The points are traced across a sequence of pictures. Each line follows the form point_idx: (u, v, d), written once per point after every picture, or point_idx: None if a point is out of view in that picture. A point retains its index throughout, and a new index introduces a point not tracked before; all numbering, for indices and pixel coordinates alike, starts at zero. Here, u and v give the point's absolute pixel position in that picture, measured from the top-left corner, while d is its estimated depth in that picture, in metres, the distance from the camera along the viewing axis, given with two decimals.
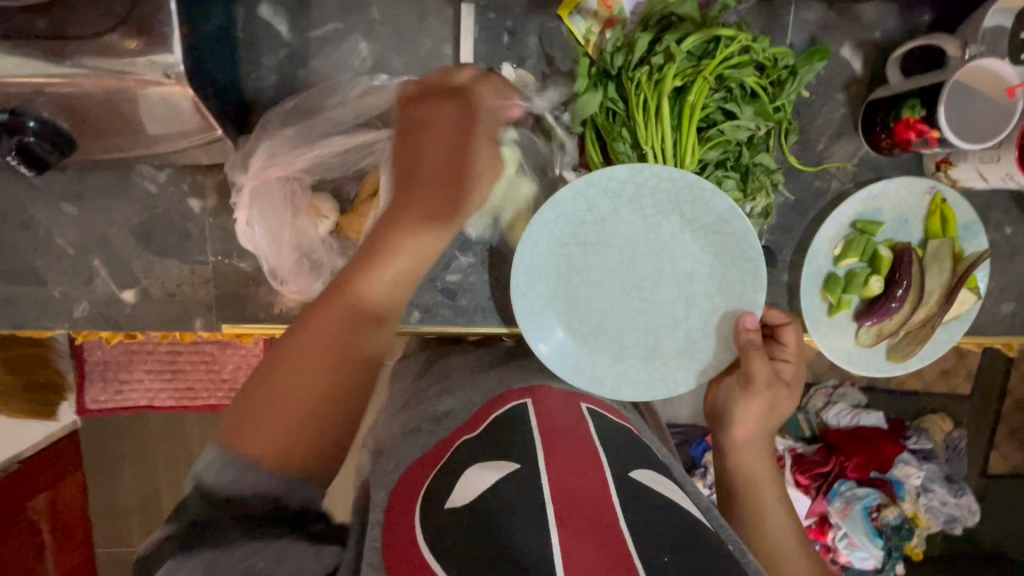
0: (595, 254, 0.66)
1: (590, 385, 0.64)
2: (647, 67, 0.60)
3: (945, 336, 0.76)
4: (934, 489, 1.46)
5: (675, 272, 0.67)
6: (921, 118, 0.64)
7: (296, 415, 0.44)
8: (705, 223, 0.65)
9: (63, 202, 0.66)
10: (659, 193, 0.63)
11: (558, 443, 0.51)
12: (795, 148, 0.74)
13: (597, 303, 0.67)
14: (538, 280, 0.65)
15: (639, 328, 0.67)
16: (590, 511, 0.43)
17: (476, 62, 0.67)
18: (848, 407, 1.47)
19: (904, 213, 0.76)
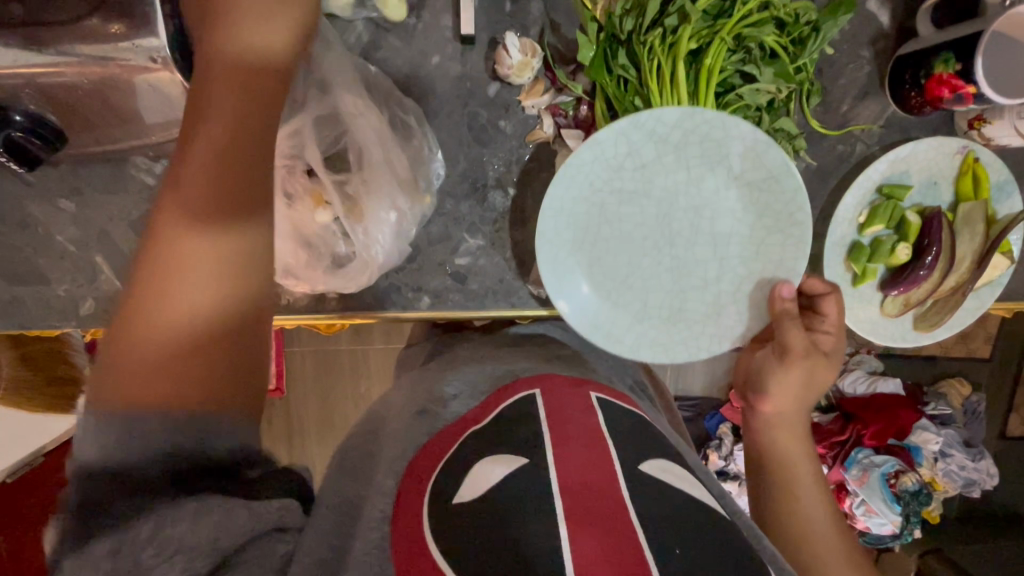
0: (630, 203, 0.62)
1: (605, 342, 0.61)
2: (660, 30, 0.56)
3: (975, 302, 0.73)
4: (952, 454, 1.45)
5: (713, 231, 0.63)
6: (956, 73, 0.60)
7: (159, 373, 0.36)
8: (751, 179, 0.61)
9: (60, 198, 0.64)
10: (706, 142, 0.59)
11: (566, 436, 0.50)
12: (817, 111, 0.70)
13: (628, 257, 0.63)
14: (565, 227, 0.61)
15: (669, 291, 0.63)
16: (602, 507, 0.42)
17: (477, 33, 0.64)
18: (865, 374, 1.46)
19: (933, 175, 0.72)
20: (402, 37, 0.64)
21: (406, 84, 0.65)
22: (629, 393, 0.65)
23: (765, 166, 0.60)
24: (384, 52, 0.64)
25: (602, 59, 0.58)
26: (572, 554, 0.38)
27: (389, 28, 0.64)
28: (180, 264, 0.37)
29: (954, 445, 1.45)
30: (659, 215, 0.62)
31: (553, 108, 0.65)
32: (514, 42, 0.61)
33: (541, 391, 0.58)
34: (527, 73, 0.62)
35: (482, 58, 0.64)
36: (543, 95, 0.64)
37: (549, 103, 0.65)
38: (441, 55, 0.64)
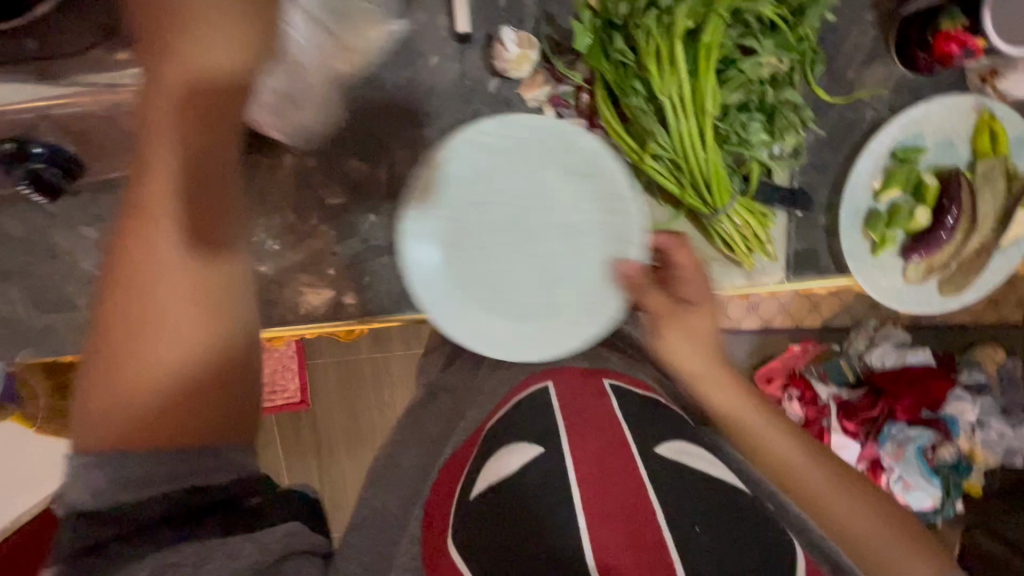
0: (473, 207, 0.59)
1: (483, 347, 0.59)
2: (656, 11, 0.55)
3: (1006, 261, 0.71)
4: (989, 423, 1.44)
5: (562, 223, 0.61)
6: (962, 29, 0.60)
7: (162, 395, 0.36)
8: (580, 167, 0.61)
9: (83, 226, 0.66)
10: (524, 142, 0.60)
11: (580, 431, 0.55)
12: (823, 80, 0.68)
13: (488, 262, 0.60)
14: (426, 235, 0.58)
15: (521, 286, 0.60)
16: (618, 501, 0.48)
17: (473, 31, 0.64)
18: (894, 348, 1.40)
19: (949, 135, 0.70)
20: (399, 40, 0.64)
21: (406, 87, 0.65)
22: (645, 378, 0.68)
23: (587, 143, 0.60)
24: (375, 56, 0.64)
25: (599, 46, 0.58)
26: (592, 548, 0.44)
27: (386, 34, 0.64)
28: (148, 244, 0.37)
29: (992, 414, 1.45)
30: (512, 217, 0.60)
31: (554, 99, 0.65)
32: (511, 36, 0.61)
33: (552, 381, 0.63)
34: (525, 65, 0.62)
35: (479, 55, 0.65)
36: (543, 87, 0.65)
37: (550, 94, 0.65)
38: (439, 55, 0.65)
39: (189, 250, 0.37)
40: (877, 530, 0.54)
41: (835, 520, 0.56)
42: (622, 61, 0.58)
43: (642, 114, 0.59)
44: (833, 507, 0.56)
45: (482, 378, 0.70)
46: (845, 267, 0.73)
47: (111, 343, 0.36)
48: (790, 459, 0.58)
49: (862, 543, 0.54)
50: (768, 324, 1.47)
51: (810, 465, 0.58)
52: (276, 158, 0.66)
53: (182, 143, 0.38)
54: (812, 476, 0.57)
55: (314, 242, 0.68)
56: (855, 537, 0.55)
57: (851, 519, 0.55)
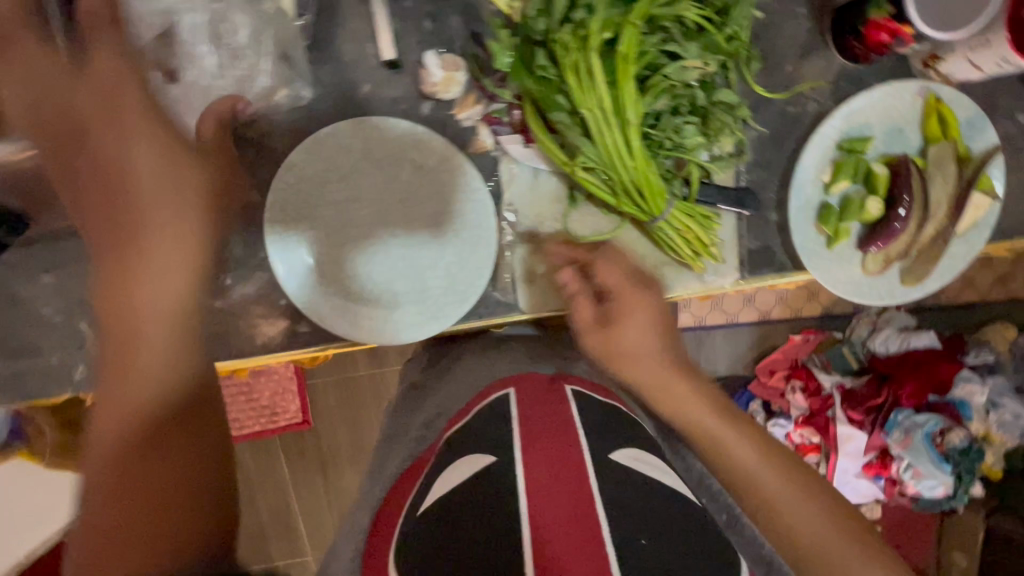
0: (342, 217, 0.67)
1: (347, 329, 0.67)
2: (570, 26, 0.55)
3: (965, 247, 0.69)
4: (1002, 403, 1.40)
5: (424, 215, 0.68)
6: (890, 16, 0.59)
7: (156, 507, 0.51)
8: (434, 165, 0.67)
9: (41, 273, 0.68)
10: (382, 143, 0.66)
11: (534, 434, 0.53)
12: (760, 77, 0.68)
13: (356, 256, 0.68)
14: (294, 231, 0.66)
15: (390, 289, 0.68)
16: (565, 496, 0.46)
17: (402, 55, 0.64)
18: (896, 332, 1.43)
19: (897, 122, 0.69)
20: (330, 70, 0.65)
21: (341, 116, 0.66)
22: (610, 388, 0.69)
23: (440, 155, 0.66)
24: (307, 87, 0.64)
25: (523, 61, 0.58)
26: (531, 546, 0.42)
27: (317, 65, 0.64)
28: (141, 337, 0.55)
29: (1004, 394, 1.40)
30: (383, 246, 0.68)
31: (487, 117, 0.66)
32: (434, 61, 0.63)
33: (516, 390, 0.62)
34: (452, 87, 0.64)
35: (410, 79, 0.65)
36: (475, 107, 0.66)
37: (482, 112, 0.66)
38: (370, 83, 0.65)
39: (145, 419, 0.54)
40: (825, 531, 0.57)
41: (789, 525, 0.58)
42: (545, 76, 0.57)
43: (567, 128, 0.59)
44: (785, 512, 0.58)
45: (447, 395, 0.71)
46: (801, 263, 0.72)
47: (122, 485, 0.51)
48: (742, 460, 0.61)
49: (806, 541, 0.57)
50: (765, 316, 1.47)
51: (761, 469, 0.60)
52: None
53: (150, 385, 0.54)
54: (762, 480, 0.60)
55: (264, 273, 0.69)
56: (802, 540, 0.57)
57: (805, 528, 0.57)
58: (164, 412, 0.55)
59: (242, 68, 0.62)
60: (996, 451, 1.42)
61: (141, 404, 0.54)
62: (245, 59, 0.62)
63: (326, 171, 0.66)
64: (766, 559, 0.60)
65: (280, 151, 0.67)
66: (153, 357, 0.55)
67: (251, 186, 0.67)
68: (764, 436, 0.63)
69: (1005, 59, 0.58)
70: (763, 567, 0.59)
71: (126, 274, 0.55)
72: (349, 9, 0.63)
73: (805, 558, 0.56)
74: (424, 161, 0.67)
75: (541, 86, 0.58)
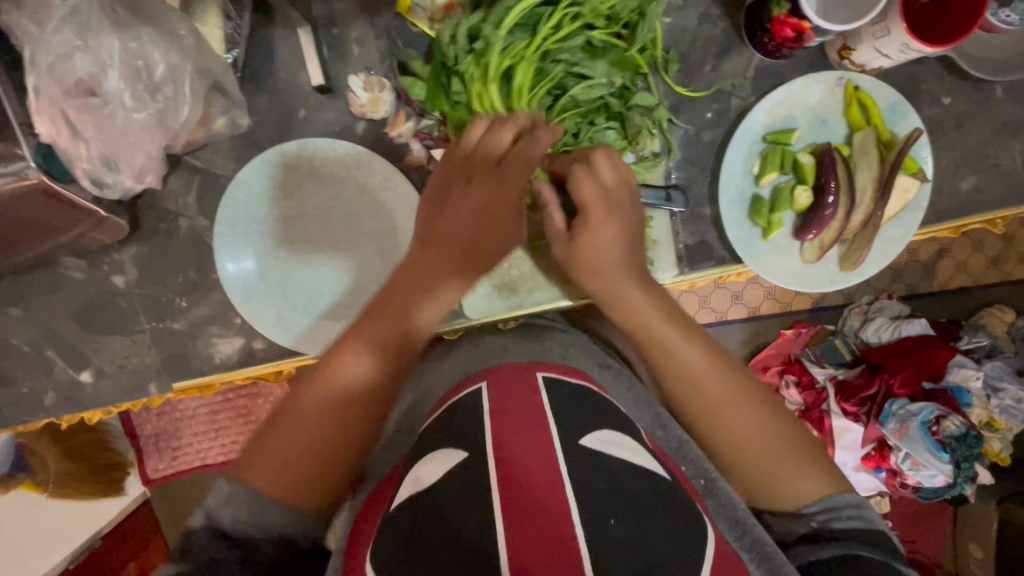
0: (287, 231, 0.70)
1: (302, 342, 0.70)
2: (474, 56, 0.59)
3: (899, 230, 0.71)
4: (1005, 387, 1.34)
5: (366, 231, 0.71)
6: (789, 12, 0.61)
7: (315, 454, 0.53)
8: (374, 184, 0.69)
9: (9, 306, 0.72)
10: (326, 165, 0.69)
11: (509, 425, 0.50)
12: (680, 78, 0.70)
13: (307, 271, 0.71)
14: (244, 249, 0.69)
15: (334, 301, 0.71)
16: (541, 495, 0.44)
17: (334, 81, 0.68)
18: (888, 320, 1.40)
19: (819, 113, 0.70)
20: (267, 98, 0.68)
21: (280, 140, 0.69)
22: (584, 368, 0.63)
23: (379, 174, 0.69)
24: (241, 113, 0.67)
25: (438, 87, 0.62)
26: (507, 550, 0.40)
27: (254, 94, 0.68)
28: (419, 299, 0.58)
29: (1005, 377, 1.35)
30: (336, 257, 0.71)
31: (417, 133, 0.69)
32: (358, 83, 0.67)
33: (488, 382, 0.57)
34: (379, 107, 0.68)
35: (344, 102, 0.69)
36: (406, 123, 0.68)
37: (413, 129, 0.69)
38: (306, 108, 0.69)
39: (382, 380, 0.56)
40: (770, 448, 0.57)
41: (726, 423, 0.58)
42: (457, 102, 0.62)
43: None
44: (724, 416, 0.58)
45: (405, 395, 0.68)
46: (739, 256, 0.73)
47: (292, 411, 0.54)
48: (690, 369, 0.59)
49: (754, 457, 0.57)
50: (755, 312, 1.45)
51: (708, 379, 0.59)
52: (171, 222, 0.71)
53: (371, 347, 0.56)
54: (709, 388, 0.58)
55: (218, 295, 0.72)
56: (738, 442, 0.58)
57: (745, 435, 0.57)
58: (352, 413, 0.55)
59: (163, 104, 0.58)
60: (1004, 437, 1.36)
61: (338, 396, 0.54)
62: (165, 94, 0.58)
63: (273, 190, 0.69)
64: (742, 523, 0.53)
65: (225, 177, 0.70)
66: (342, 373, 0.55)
67: (199, 212, 0.71)
68: (717, 349, 0.61)
69: (906, 44, 0.60)
70: (738, 531, 0.53)
71: (447, 259, 0.58)
72: (281, 40, 0.67)
73: (741, 455, 0.57)
74: (365, 181, 0.69)
75: (454, 112, 0.63)
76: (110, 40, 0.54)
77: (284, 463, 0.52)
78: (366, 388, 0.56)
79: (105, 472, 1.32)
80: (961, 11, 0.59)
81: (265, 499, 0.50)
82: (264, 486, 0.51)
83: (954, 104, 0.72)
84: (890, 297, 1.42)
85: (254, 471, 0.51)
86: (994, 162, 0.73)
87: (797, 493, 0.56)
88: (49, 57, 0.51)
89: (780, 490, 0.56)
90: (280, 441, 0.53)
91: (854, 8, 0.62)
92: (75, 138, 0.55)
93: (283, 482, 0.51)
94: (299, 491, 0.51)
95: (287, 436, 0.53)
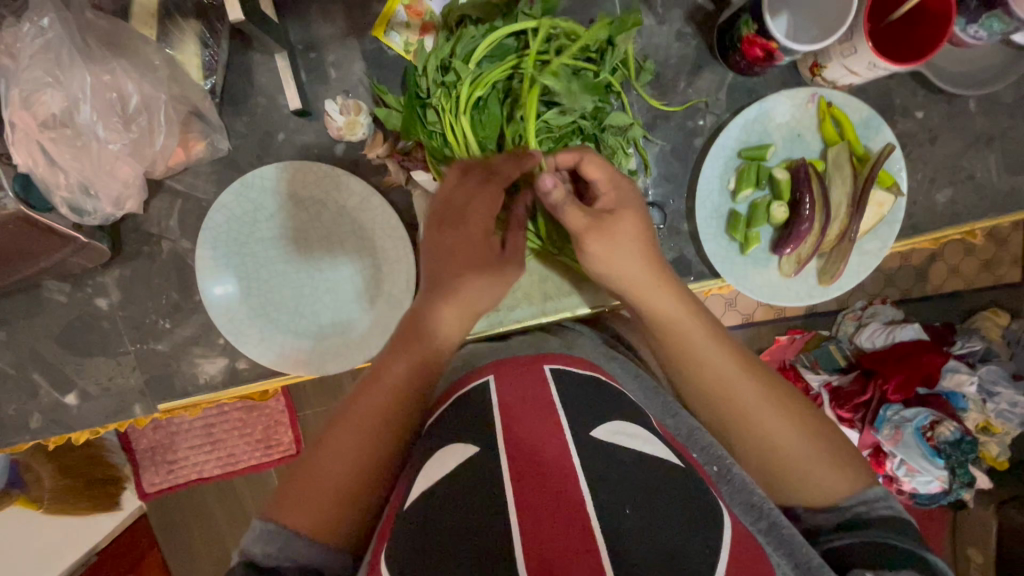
0: (269, 253, 0.71)
1: (282, 363, 0.70)
2: (443, 88, 0.62)
3: (876, 243, 0.71)
4: (999, 391, 1.33)
5: (347, 250, 0.72)
6: (757, 32, 0.61)
7: (344, 479, 0.54)
8: (353, 205, 0.70)
9: None
10: (308, 185, 0.70)
11: (521, 415, 0.50)
12: (655, 96, 0.71)
13: (289, 290, 0.72)
14: (224, 269, 0.70)
15: (319, 323, 0.72)
16: (557, 491, 0.43)
17: (313, 104, 0.70)
18: (881, 325, 1.38)
19: (794, 128, 0.71)
20: (247, 121, 0.69)
21: (260, 162, 0.70)
22: (592, 357, 0.62)
23: (359, 195, 0.70)
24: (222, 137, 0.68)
25: (412, 116, 0.64)
26: (522, 542, 0.40)
27: (234, 117, 0.69)
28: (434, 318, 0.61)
29: (1000, 381, 1.33)
30: (319, 274, 0.72)
31: (393, 155, 0.68)
32: (335, 107, 0.68)
33: (496, 377, 0.57)
34: (358, 129, 0.68)
35: (322, 124, 0.70)
36: (382, 145, 0.68)
37: (391, 150, 0.68)
38: (285, 130, 0.70)
39: (401, 399, 0.58)
40: (805, 446, 0.56)
41: (760, 427, 0.57)
42: (433, 131, 0.64)
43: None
44: (760, 419, 0.57)
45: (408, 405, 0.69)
46: (717, 270, 0.73)
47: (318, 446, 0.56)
48: (722, 372, 0.59)
49: (787, 455, 0.56)
50: (749, 319, 1.45)
51: (740, 383, 0.58)
52: (153, 245, 0.71)
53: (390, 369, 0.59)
54: (740, 391, 0.58)
55: (201, 316, 0.73)
56: (775, 443, 0.56)
57: (779, 434, 0.56)
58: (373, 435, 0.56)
59: (138, 134, 0.59)
60: (1002, 441, 1.36)
61: (357, 421, 0.57)
62: (139, 123, 0.59)
63: (253, 213, 0.70)
64: (757, 507, 0.52)
65: (207, 199, 0.71)
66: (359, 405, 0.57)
67: (181, 234, 0.71)
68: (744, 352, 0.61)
69: (874, 63, 0.61)
70: (753, 515, 0.52)
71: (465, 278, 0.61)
72: (259, 65, 0.68)
73: (773, 458, 0.56)
74: (344, 203, 0.70)
75: (430, 140, 0.65)
76: (82, 74, 0.56)
77: (326, 496, 0.53)
78: (392, 421, 0.57)
79: (100, 487, 1.32)
80: (928, 32, 0.60)
81: (297, 532, 0.50)
82: (305, 513, 0.52)
83: (927, 118, 0.72)
84: (884, 302, 1.41)
85: (291, 509, 0.52)
86: (969, 174, 0.73)
87: (831, 486, 0.55)
88: (23, 91, 0.54)
89: (815, 486, 0.55)
90: (316, 476, 0.54)
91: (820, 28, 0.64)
92: (52, 166, 0.56)
93: (323, 511, 0.52)
94: (332, 512, 0.52)
95: (313, 472, 0.54)
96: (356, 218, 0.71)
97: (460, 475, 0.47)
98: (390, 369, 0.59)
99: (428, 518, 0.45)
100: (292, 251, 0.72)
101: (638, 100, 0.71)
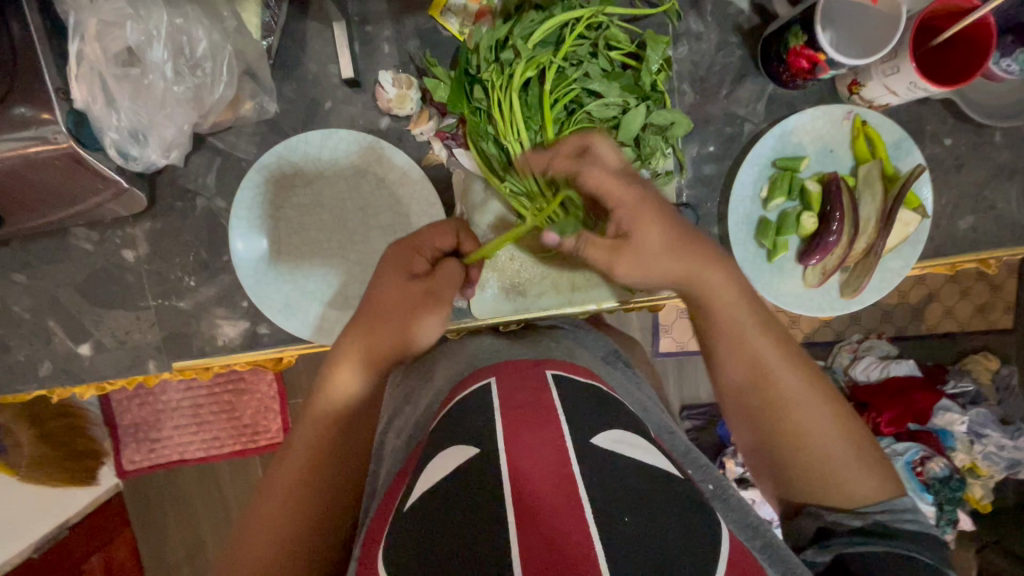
0: (303, 218, 0.71)
1: (305, 328, 0.70)
2: (497, 65, 0.62)
3: (899, 262, 0.73)
4: (988, 434, 1.32)
5: (381, 224, 0.71)
6: (805, 44, 0.64)
7: (281, 537, 0.51)
8: (392, 179, 0.71)
9: (14, 272, 0.72)
10: (347, 158, 0.70)
11: (517, 423, 0.49)
12: (696, 100, 0.74)
13: (319, 258, 0.71)
14: (257, 233, 0.70)
15: (343, 293, 0.71)
16: (561, 497, 0.43)
17: (363, 77, 0.71)
18: (876, 359, 1.40)
19: (828, 143, 0.73)
20: (297, 87, 0.70)
21: (305, 129, 0.71)
22: (593, 367, 0.63)
23: (402, 172, 0.70)
24: (267, 98, 0.68)
25: (459, 90, 0.64)
26: (518, 547, 0.39)
27: (284, 83, 0.70)
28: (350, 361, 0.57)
29: (988, 424, 1.33)
30: (342, 251, 0.72)
31: (439, 133, 0.70)
32: (388, 78, 0.69)
33: (498, 377, 0.57)
34: (407, 104, 0.69)
35: (370, 97, 0.71)
36: (429, 122, 0.70)
37: (435, 128, 0.71)
38: (333, 99, 0.71)
39: (336, 438, 0.56)
40: (831, 448, 0.53)
41: (789, 424, 0.55)
42: (478, 108, 0.65)
43: (494, 158, 0.67)
44: (795, 421, 0.54)
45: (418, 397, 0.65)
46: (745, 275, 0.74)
47: (258, 504, 0.53)
48: (765, 360, 0.56)
49: (806, 454, 0.54)
50: None
51: (781, 374, 0.56)
52: (188, 201, 0.71)
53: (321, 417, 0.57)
54: (781, 386, 0.55)
55: (226, 276, 0.72)
56: (797, 442, 0.54)
57: (811, 433, 0.54)
58: (312, 490, 0.54)
59: (201, 79, 0.60)
60: (987, 484, 1.35)
61: (303, 474, 0.54)
62: (204, 70, 0.59)
63: (292, 177, 0.70)
64: (752, 526, 0.53)
65: (247, 160, 0.71)
66: (287, 467, 0.55)
67: (218, 192, 0.71)
68: (793, 343, 0.58)
69: (914, 83, 0.63)
70: (749, 533, 0.52)
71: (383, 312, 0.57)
72: (315, 34, 0.70)
73: (791, 450, 0.55)
74: (384, 176, 0.71)
75: (474, 117, 0.65)
76: (160, 13, 0.56)
77: (266, 546, 0.51)
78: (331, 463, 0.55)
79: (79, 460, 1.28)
80: (967, 57, 0.63)
81: None
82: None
83: (954, 146, 0.75)
84: (880, 337, 1.43)
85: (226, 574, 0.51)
86: (991, 204, 0.76)
87: (855, 487, 0.52)
88: (99, 22, 0.54)
89: (835, 488, 0.53)
90: (259, 529, 0.52)
91: (862, 45, 0.66)
92: (109, 105, 0.57)
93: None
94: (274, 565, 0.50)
95: (257, 525, 0.52)
96: (395, 194, 0.71)
97: (488, 453, 0.47)
98: (309, 425, 0.56)
99: (457, 491, 0.45)
100: (321, 220, 0.71)
101: (681, 102, 0.73)
